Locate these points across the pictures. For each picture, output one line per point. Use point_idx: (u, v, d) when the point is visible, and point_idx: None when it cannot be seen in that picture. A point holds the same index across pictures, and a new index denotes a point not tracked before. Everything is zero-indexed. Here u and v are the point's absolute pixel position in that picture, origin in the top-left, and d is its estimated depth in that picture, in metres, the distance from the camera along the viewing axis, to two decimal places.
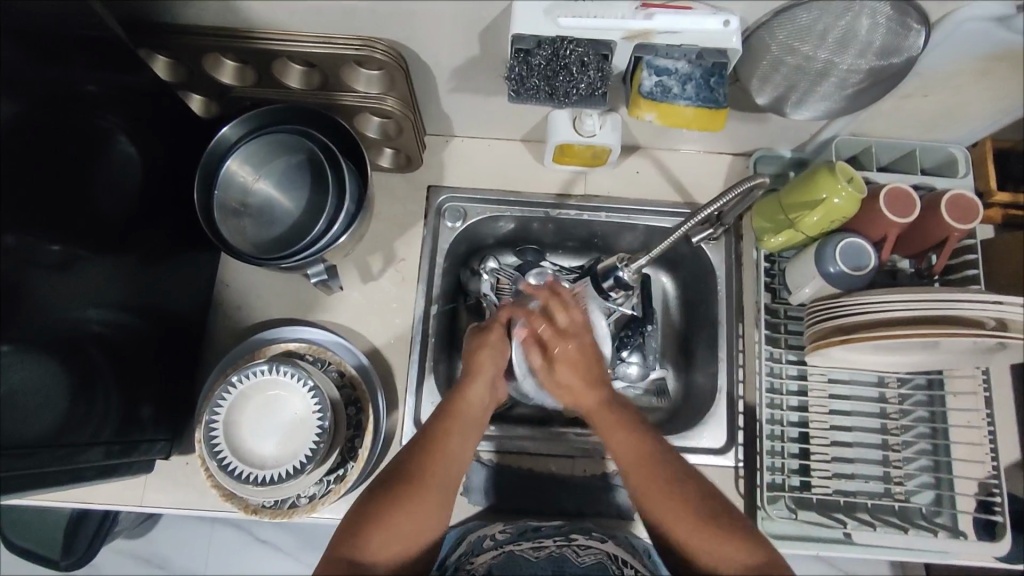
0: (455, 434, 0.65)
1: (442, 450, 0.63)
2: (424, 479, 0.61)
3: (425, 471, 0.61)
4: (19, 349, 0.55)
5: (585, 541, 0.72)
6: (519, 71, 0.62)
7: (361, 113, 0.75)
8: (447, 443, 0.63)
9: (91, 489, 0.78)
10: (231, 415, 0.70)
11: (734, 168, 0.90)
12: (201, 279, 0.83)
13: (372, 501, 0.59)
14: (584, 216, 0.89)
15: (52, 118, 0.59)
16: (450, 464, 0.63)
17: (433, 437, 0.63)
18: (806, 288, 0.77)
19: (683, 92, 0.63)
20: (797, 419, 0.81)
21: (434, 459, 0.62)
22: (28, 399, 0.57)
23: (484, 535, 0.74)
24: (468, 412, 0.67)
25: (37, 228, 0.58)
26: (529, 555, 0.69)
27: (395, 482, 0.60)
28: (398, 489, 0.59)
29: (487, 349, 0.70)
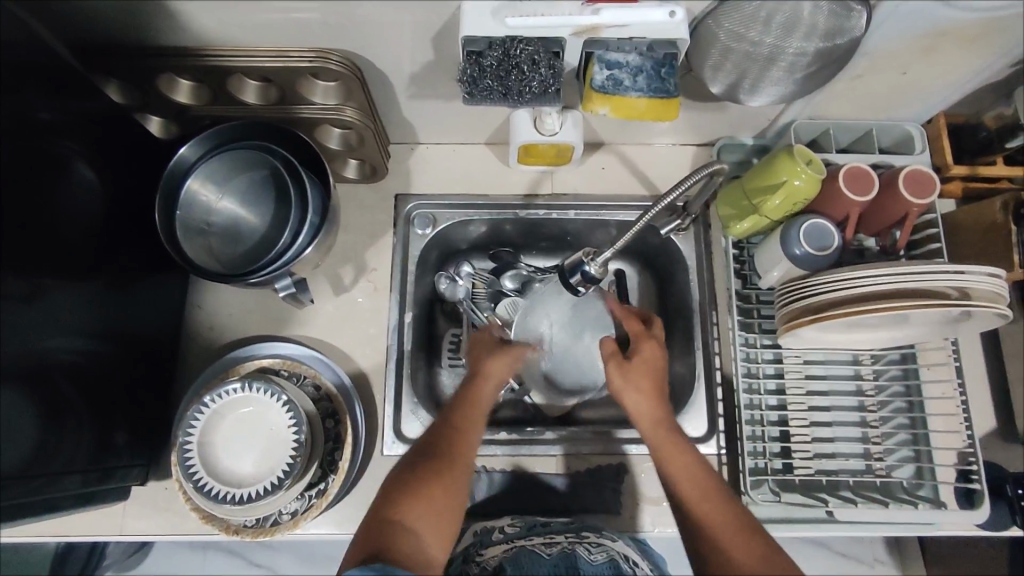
0: (478, 415, 0.65)
1: (468, 434, 0.62)
2: (453, 458, 0.60)
3: (455, 452, 0.60)
4: None
5: (597, 539, 0.70)
6: (470, 73, 0.63)
7: (320, 124, 0.75)
8: (469, 426, 0.63)
9: (68, 520, 0.77)
10: (204, 437, 0.69)
11: (698, 159, 0.91)
12: (170, 301, 0.82)
13: (407, 477, 0.58)
14: (553, 215, 0.89)
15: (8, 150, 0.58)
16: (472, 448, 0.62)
17: (457, 423, 0.63)
18: (774, 271, 0.78)
19: (634, 84, 0.64)
20: (776, 403, 0.82)
21: (459, 439, 0.61)
22: None
23: (492, 530, 0.74)
24: (485, 400, 0.67)
25: None
26: (542, 552, 0.67)
27: (426, 458, 0.59)
28: (429, 466, 0.58)
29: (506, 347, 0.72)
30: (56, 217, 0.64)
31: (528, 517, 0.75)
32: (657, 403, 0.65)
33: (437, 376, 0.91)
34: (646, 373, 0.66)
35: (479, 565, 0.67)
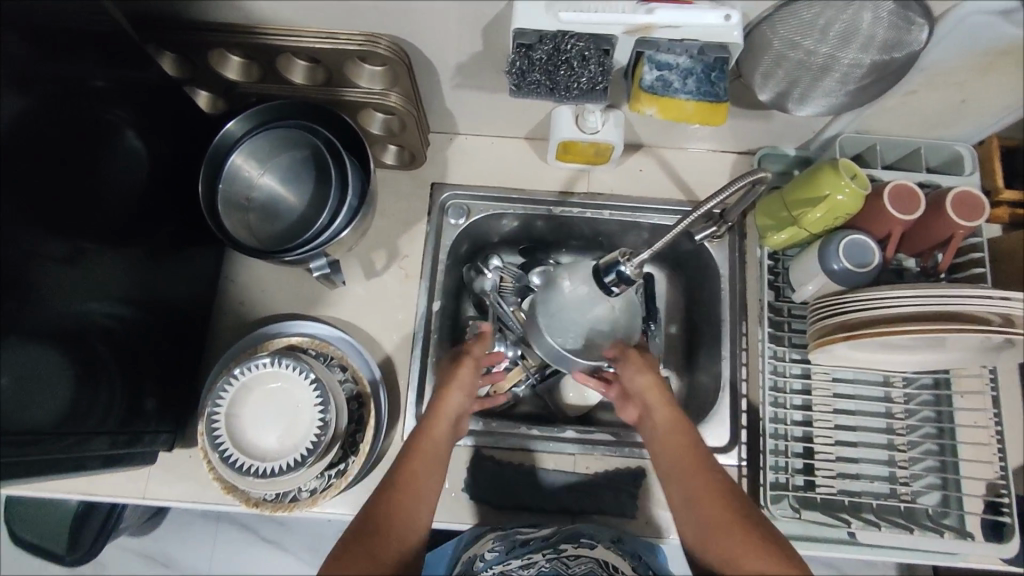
0: (420, 464, 0.64)
1: (411, 491, 0.62)
2: (398, 517, 0.60)
3: (395, 510, 0.60)
4: (20, 338, 0.56)
5: (575, 551, 0.75)
6: (519, 66, 0.62)
7: (364, 108, 0.76)
8: (414, 479, 0.63)
9: (95, 481, 0.79)
10: (231, 409, 0.70)
11: (737, 166, 0.90)
12: (206, 274, 0.84)
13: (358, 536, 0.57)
14: (586, 214, 0.89)
15: (66, 113, 0.61)
16: (421, 501, 0.62)
17: (399, 476, 0.63)
18: (809, 286, 0.77)
19: (683, 86, 0.63)
20: (801, 418, 0.80)
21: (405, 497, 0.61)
22: (31, 389, 0.58)
23: (472, 559, 0.73)
24: (434, 444, 0.66)
25: (42, 223, 0.59)
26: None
27: (373, 520, 0.59)
28: (368, 527, 0.58)
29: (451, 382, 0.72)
30: (101, 183, 0.66)
31: (511, 534, 0.75)
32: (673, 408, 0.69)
33: None
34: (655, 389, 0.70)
35: None
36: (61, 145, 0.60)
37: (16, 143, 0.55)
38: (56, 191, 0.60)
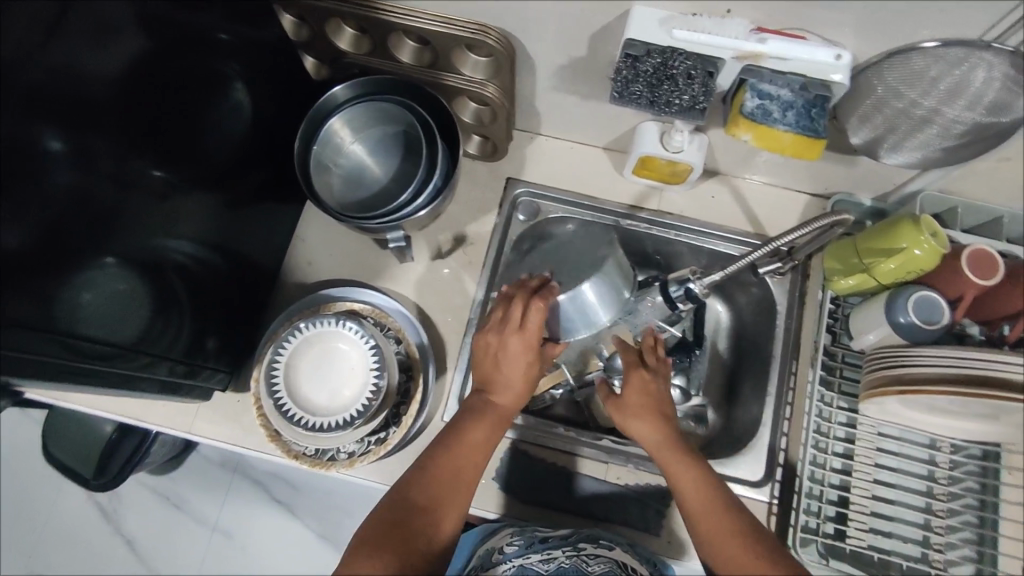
0: (466, 456, 0.65)
1: (454, 475, 0.63)
2: (434, 505, 0.61)
3: (437, 496, 0.61)
4: (99, 257, 0.59)
5: (594, 550, 0.71)
6: (625, 75, 0.64)
7: (460, 95, 0.79)
8: (459, 469, 0.64)
9: (147, 408, 0.82)
10: (290, 359, 0.73)
11: (809, 208, 0.91)
12: (282, 229, 0.87)
13: (387, 516, 0.58)
14: (653, 231, 0.91)
15: (183, 60, 0.64)
16: (460, 489, 0.63)
17: (445, 461, 0.64)
18: (870, 334, 0.77)
19: (783, 118, 0.64)
20: (840, 466, 0.80)
21: (443, 480, 0.63)
22: (111, 305, 0.61)
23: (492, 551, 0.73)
24: (485, 435, 0.67)
25: (146, 153, 0.63)
26: (540, 569, 0.69)
27: (401, 509, 0.59)
28: (405, 511, 0.59)
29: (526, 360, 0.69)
30: (204, 128, 0.69)
31: (527, 532, 0.75)
32: (658, 425, 0.68)
33: None
34: (637, 402, 0.70)
35: None
36: (171, 86, 0.64)
37: (135, 76, 0.59)
38: (155, 129, 0.63)
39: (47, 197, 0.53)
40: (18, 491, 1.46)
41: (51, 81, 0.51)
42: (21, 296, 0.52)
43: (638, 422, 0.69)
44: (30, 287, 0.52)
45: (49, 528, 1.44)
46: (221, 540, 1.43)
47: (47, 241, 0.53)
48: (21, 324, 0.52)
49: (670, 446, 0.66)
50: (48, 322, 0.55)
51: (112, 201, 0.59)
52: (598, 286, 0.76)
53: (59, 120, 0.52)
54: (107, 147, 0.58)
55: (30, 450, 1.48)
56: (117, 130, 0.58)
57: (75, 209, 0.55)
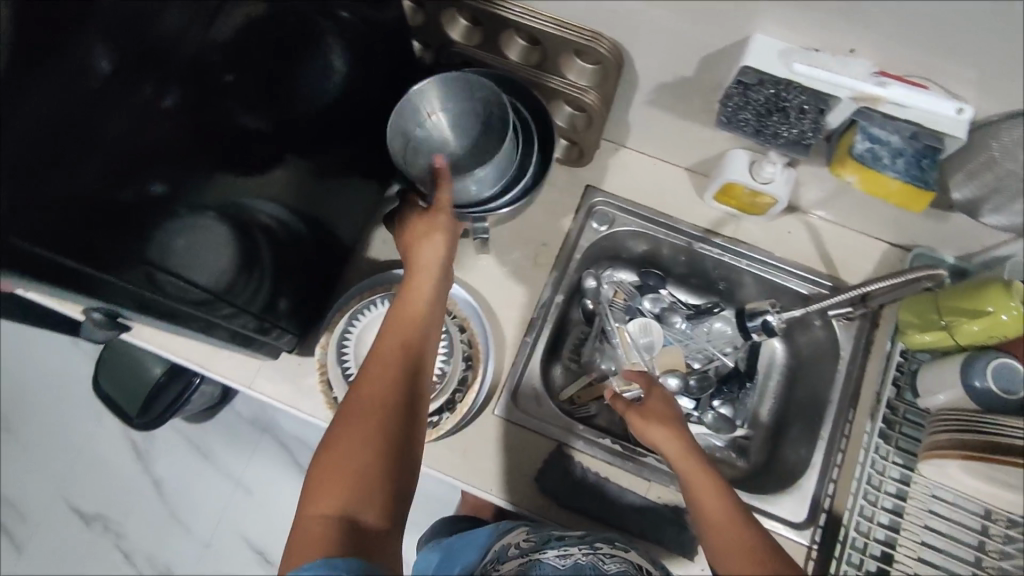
0: (379, 383, 0.57)
1: (380, 364, 0.59)
2: (360, 402, 0.56)
3: (362, 387, 0.58)
4: (200, 209, 0.61)
5: (610, 551, 0.70)
6: (735, 101, 0.64)
7: (558, 98, 0.80)
8: (380, 353, 0.60)
9: (212, 358, 0.84)
10: (362, 332, 0.82)
11: (887, 258, 0.89)
12: (364, 205, 0.89)
13: (329, 431, 0.55)
14: (724, 258, 0.91)
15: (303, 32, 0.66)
16: (394, 375, 0.59)
17: (373, 353, 0.60)
18: (940, 395, 0.75)
19: (892, 164, 0.63)
20: (888, 522, 0.78)
21: (372, 373, 0.59)
22: (204, 252, 0.63)
23: (502, 546, 0.71)
24: (408, 316, 0.64)
25: (251, 113, 0.64)
26: (556, 564, 0.67)
27: (336, 417, 0.56)
28: (338, 417, 0.56)
29: (418, 270, 0.67)
30: (304, 94, 0.70)
31: (542, 531, 0.74)
32: (676, 434, 0.65)
33: (554, 365, 0.96)
34: (655, 413, 0.69)
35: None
36: (290, 54, 0.65)
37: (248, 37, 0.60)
38: (263, 92, 0.65)
39: (145, 145, 0.53)
40: (61, 418, 1.52)
41: (155, 33, 0.51)
42: (115, 235, 0.53)
43: (655, 430, 0.67)
44: (124, 227, 0.53)
45: (84, 457, 1.50)
46: (243, 496, 1.47)
47: (146, 189, 0.54)
48: (117, 258, 0.54)
49: (687, 456, 0.62)
50: (145, 256, 0.57)
51: (215, 156, 0.61)
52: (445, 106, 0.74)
53: (164, 77, 0.53)
54: (209, 105, 0.59)
55: (78, 381, 1.54)
56: (220, 89, 0.59)
57: (176, 161, 0.57)
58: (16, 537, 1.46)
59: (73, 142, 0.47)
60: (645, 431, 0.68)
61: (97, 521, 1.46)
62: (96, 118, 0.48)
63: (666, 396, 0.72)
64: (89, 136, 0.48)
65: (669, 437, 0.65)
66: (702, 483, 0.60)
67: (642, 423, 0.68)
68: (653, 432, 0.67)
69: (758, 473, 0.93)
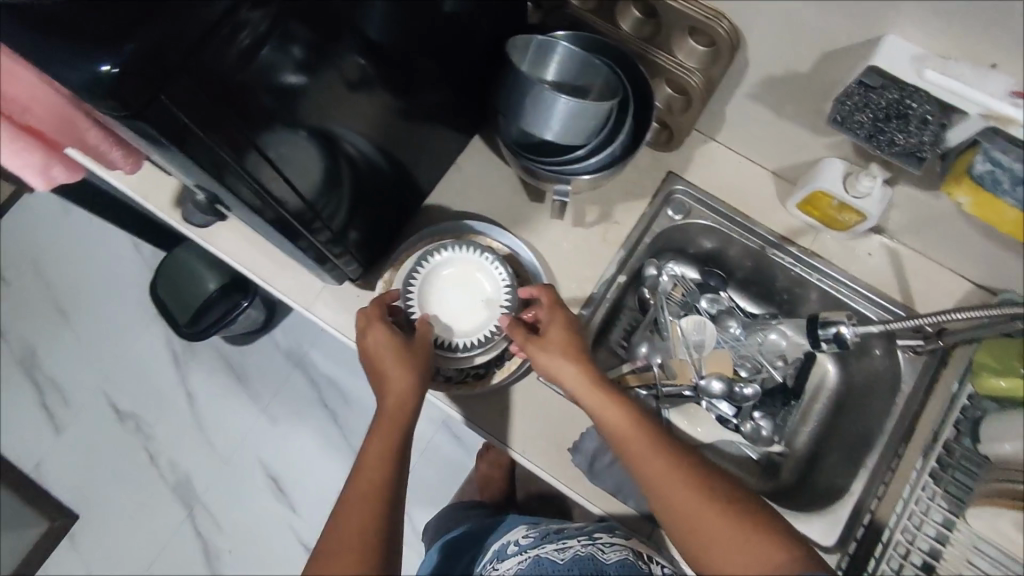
0: (367, 476, 0.61)
1: (365, 472, 0.62)
2: (347, 519, 0.58)
3: (348, 504, 0.60)
4: (295, 124, 0.61)
5: (610, 540, 0.76)
6: (854, 101, 0.62)
7: (662, 76, 0.77)
8: (366, 463, 0.62)
9: (276, 275, 0.86)
10: (428, 274, 0.81)
11: (969, 298, 0.85)
12: (444, 153, 0.89)
13: (318, 557, 0.57)
14: (795, 268, 0.88)
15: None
16: (376, 486, 0.60)
17: (356, 467, 0.62)
18: (1006, 444, 0.71)
19: (1012, 191, 0.59)
20: (920, 564, 0.76)
21: (359, 485, 0.61)
22: (289, 165, 0.63)
23: (508, 543, 0.87)
24: (395, 414, 0.66)
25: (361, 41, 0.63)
26: (556, 558, 0.76)
27: (327, 541, 0.58)
28: (326, 545, 0.58)
29: (393, 363, 0.69)
30: (415, 30, 0.69)
31: (545, 530, 0.86)
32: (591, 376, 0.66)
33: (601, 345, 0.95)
34: (558, 346, 0.69)
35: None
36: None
37: None
38: (375, 25, 0.63)
39: (252, 70, 0.53)
40: (113, 316, 1.59)
41: None
42: (227, 133, 0.54)
43: (568, 369, 0.67)
44: (225, 135, 0.54)
45: (127, 357, 1.56)
46: (267, 423, 1.51)
47: (255, 103, 0.55)
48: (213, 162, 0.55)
49: (607, 399, 0.65)
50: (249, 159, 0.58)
51: (312, 84, 0.60)
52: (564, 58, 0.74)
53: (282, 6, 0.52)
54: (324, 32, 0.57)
55: (133, 283, 1.60)
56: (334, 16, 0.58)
57: (281, 80, 0.56)
58: (53, 420, 1.53)
59: (184, 68, 0.49)
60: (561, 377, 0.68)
61: (130, 419, 1.53)
62: (208, 50, 0.49)
63: (555, 312, 0.72)
64: (198, 56, 0.49)
65: (587, 381, 0.66)
66: (632, 428, 0.63)
67: (551, 366, 0.68)
68: (568, 374, 0.67)
69: (788, 492, 0.91)
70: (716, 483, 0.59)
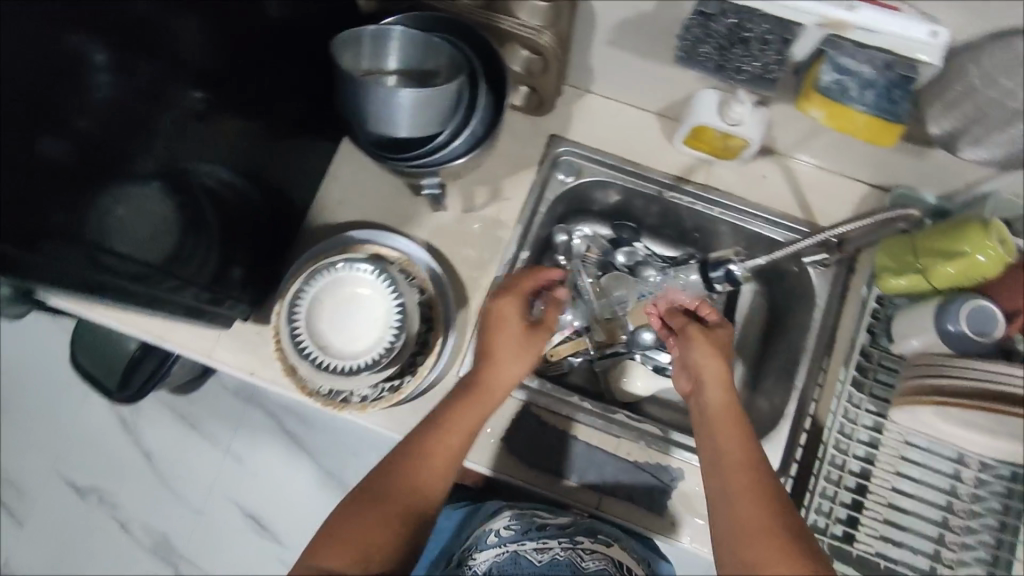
0: (438, 441, 0.66)
1: (443, 432, 0.66)
2: (404, 472, 0.64)
3: (406, 455, 0.65)
4: (131, 172, 0.57)
5: (591, 545, 0.74)
6: (694, 33, 0.59)
7: (512, 40, 0.73)
8: (452, 429, 0.67)
9: (169, 329, 0.81)
10: (317, 295, 0.75)
11: (866, 200, 0.85)
12: (315, 165, 0.84)
13: (362, 494, 0.63)
14: (697, 206, 0.87)
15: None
16: (442, 453, 0.66)
17: (425, 424, 0.67)
18: (914, 340, 0.73)
19: (861, 97, 0.58)
20: (859, 470, 0.78)
21: (428, 445, 0.65)
22: (142, 221, 0.59)
23: (488, 530, 0.78)
24: (485, 400, 0.69)
25: (175, 72, 0.59)
26: (534, 559, 0.72)
27: (375, 482, 0.63)
28: (375, 490, 0.63)
29: (505, 356, 0.71)
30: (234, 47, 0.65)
31: (525, 515, 0.79)
32: (726, 384, 0.66)
33: None
34: (710, 358, 0.68)
35: (472, 569, 0.73)
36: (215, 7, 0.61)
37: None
38: (184, 49, 0.60)
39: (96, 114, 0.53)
40: (48, 393, 1.52)
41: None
42: (39, 207, 0.49)
43: (705, 360, 0.67)
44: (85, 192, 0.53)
45: (74, 431, 1.50)
46: (233, 463, 1.48)
47: (113, 153, 0.55)
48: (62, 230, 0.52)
49: (730, 412, 0.64)
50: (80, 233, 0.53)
51: (159, 123, 0.59)
52: (398, 45, 0.69)
53: (99, 28, 0.52)
54: (147, 65, 0.56)
55: (60, 356, 1.53)
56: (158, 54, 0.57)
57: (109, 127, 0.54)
58: (12, 513, 1.48)
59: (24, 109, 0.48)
60: (688, 366, 0.69)
61: (92, 493, 1.48)
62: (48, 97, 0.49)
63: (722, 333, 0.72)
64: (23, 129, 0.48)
65: (719, 387, 0.66)
66: (731, 428, 0.62)
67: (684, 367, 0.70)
68: (704, 364, 0.67)
69: None
70: (794, 515, 0.56)
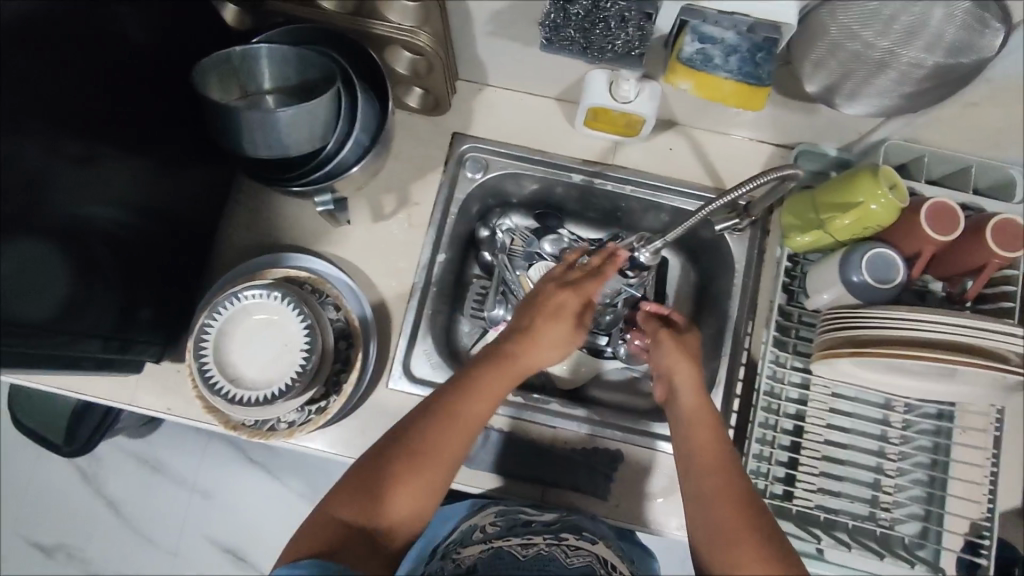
0: (468, 404, 0.60)
1: (466, 392, 0.60)
2: (428, 437, 0.57)
3: (436, 419, 0.58)
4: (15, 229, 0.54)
5: (575, 543, 0.68)
6: (554, 19, 0.59)
7: (391, 44, 0.72)
8: (482, 391, 0.61)
9: (84, 380, 0.79)
10: (226, 326, 0.74)
11: (772, 159, 0.86)
12: (216, 193, 0.82)
13: (380, 452, 0.57)
14: (609, 186, 0.87)
15: (77, 23, 0.58)
16: (466, 421, 0.59)
17: (448, 387, 0.61)
18: (825, 294, 0.74)
19: (725, 64, 0.59)
20: (791, 427, 0.79)
21: (454, 409, 0.59)
22: (35, 276, 0.57)
23: (473, 526, 0.73)
24: (517, 368, 0.64)
25: (42, 121, 0.56)
26: (518, 552, 0.65)
27: (396, 444, 0.57)
28: (400, 454, 0.56)
29: (546, 338, 0.65)
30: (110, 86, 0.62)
31: (511, 513, 0.74)
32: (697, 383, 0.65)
33: (457, 324, 0.92)
34: (682, 361, 0.67)
35: (455, 561, 0.65)
36: (80, 47, 0.59)
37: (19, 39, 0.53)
38: (52, 95, 0.56)
39: None
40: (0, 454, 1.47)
41: None
42: None
43: (678, 362, 0.67)
44: None
45: (32, 490, 1.46)
46: (200, 500, 1.45)
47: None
48: None
49: (704, 411, 0.63)
50: None
51: (43, 171, 0.56)
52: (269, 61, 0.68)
53: None
54: (18, 115, 0.54)
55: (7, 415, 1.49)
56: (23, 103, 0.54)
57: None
58: None
59: None
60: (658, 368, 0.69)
61: (60, 551, 1.44)
62: None
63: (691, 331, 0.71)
64: None
65: (691, 386, 0.65)
66: (704, 430, 0.61)
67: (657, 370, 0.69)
68: (677, 366, 0.66)
69: None
70: (768, 521, 0.55)
